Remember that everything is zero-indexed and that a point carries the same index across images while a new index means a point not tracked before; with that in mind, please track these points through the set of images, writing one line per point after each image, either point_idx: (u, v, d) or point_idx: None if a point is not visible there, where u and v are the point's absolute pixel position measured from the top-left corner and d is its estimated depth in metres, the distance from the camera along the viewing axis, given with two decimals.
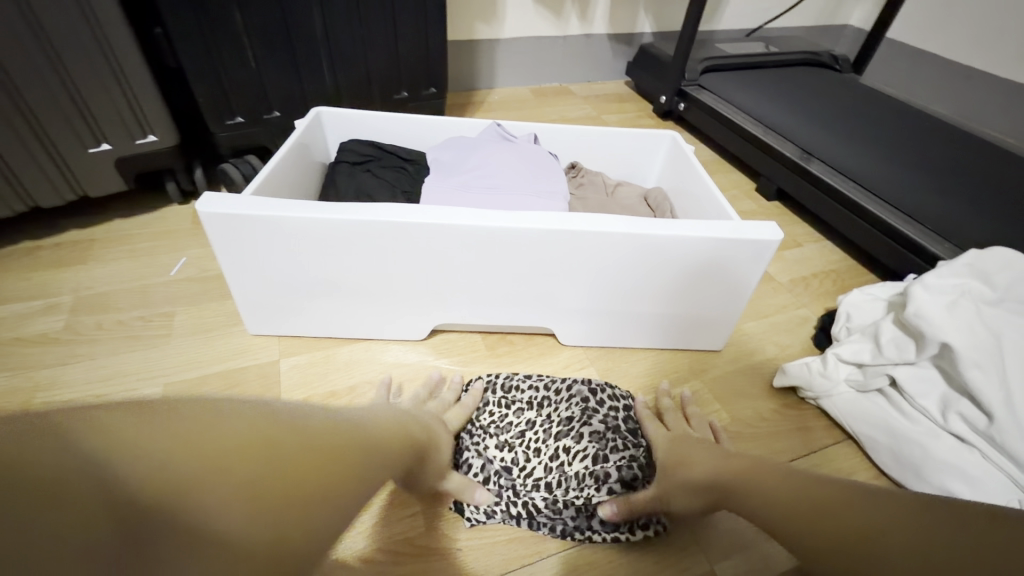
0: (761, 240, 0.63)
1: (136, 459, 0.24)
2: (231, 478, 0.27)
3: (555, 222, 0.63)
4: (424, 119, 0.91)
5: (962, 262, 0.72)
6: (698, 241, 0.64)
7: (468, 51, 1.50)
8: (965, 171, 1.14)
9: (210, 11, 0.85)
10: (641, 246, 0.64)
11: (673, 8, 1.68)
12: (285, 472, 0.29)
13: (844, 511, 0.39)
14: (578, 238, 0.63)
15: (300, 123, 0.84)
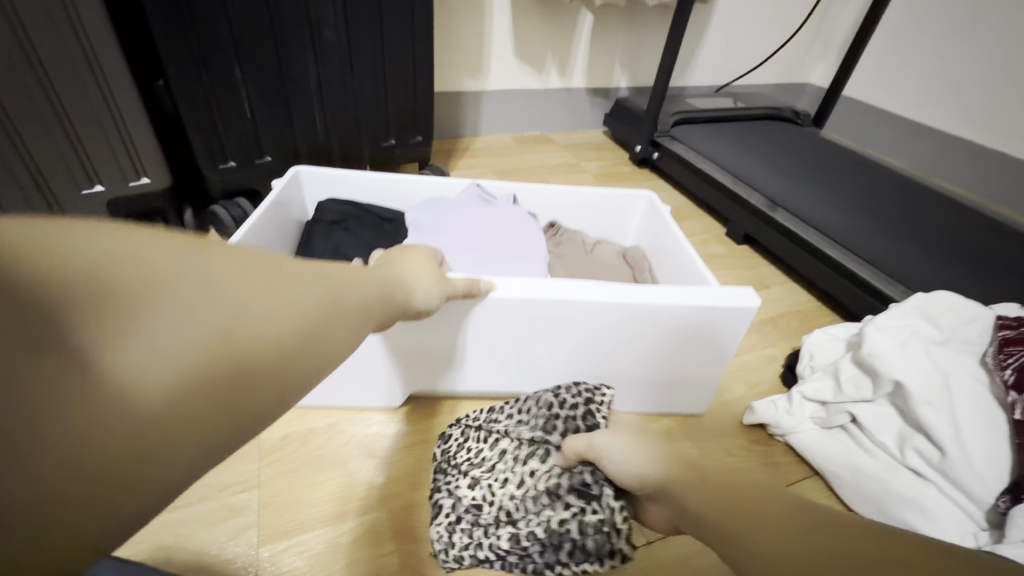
0: (737, 308, 0.67)
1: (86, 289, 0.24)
2: (195, 330, 0.27)
3: (529, 289, 0.66)
4: (406, 181, 0.95)
5: (913, 303, 0.77)
6: (672, 308, 0.67)
7: (454, 101, 1.58)
8: (917, 219, 1.22)
9: (210, 65, 0.90)
10: (618, 314, 0.67)
11: (646, 65, 1.80)
12: (242, 339, 0.30)
13: (752, 502, 0.38)
14: (556, 307, 0.66)
15: (277, 182, 0.87)
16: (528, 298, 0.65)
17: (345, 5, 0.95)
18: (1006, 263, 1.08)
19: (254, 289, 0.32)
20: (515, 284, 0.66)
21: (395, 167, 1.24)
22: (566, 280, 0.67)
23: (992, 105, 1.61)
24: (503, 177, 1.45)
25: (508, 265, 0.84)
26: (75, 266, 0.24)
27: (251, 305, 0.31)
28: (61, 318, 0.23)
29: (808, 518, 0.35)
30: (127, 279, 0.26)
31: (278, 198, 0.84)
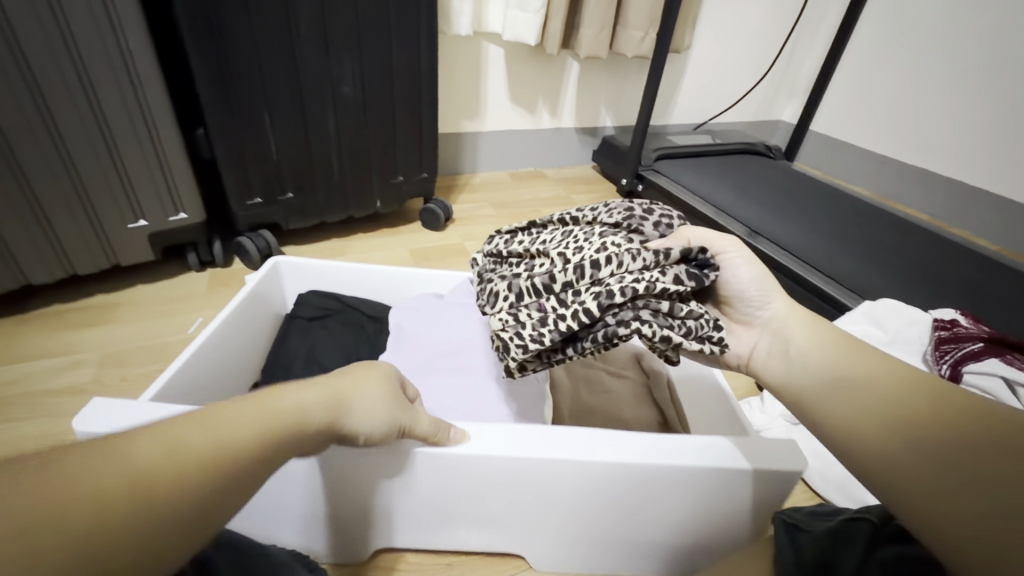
0: (777, 473, 0.55)
1: None
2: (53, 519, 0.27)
3: (525, 447, 0.55)
4: (394, 273, 0.88)
5: (862, 309, 0.89)
6: (707, 470, 0.54)
7: (454, 141, 1.72)
8: (879, 241, 1.34)
9: (242, 113, 1.02)
10: (634, 473, 0.55)
11: (629, 107, 1.95)
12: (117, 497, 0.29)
13: (889, 415, 0.43)
14: (553, 468, 0.55)
15: (252, 276, 0.84)
16: (529, 456, 0.54)
17: (362, 62, 1.09)
18: (956, 278, 1.20)
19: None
20: (513, 434, 0.56)
21: (402, 201, 1.35)
22: (580, 427, 0.57)
23: (944, 138, 1.77)
24: (501, 209, 1.58)
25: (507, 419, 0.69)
26: None
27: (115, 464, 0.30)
28: None
29: (917, 398, 0.42)
30: None
31: (249, 297, 0.80)
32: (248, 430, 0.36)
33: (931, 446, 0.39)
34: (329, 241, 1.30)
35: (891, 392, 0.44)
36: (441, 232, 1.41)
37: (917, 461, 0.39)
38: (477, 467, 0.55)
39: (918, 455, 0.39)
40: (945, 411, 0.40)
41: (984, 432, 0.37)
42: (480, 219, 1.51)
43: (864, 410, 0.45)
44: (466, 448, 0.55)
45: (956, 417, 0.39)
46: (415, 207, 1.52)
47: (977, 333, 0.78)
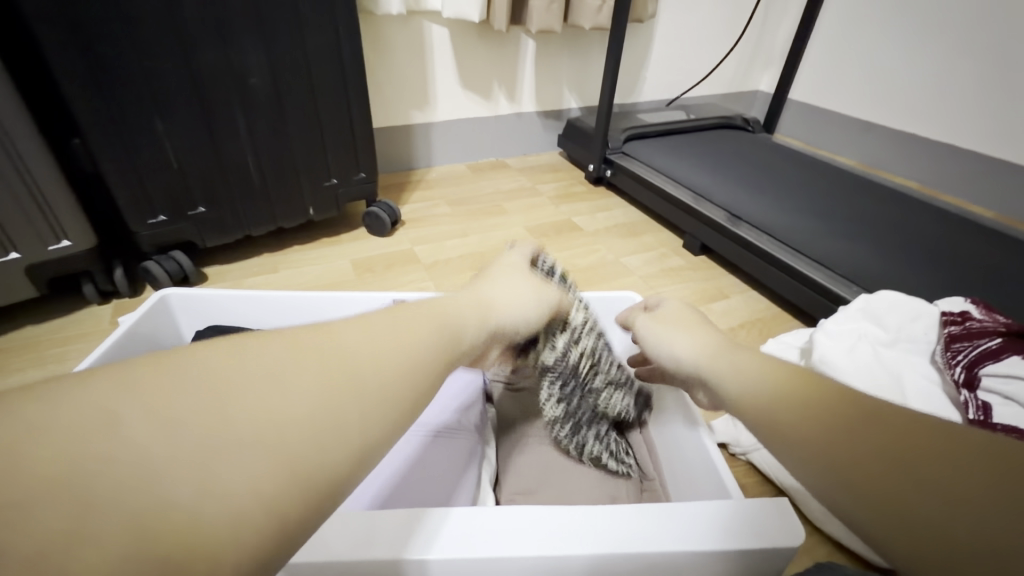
0: (765, 548, 0.41)
1: (234, 373, 0.25)
2: (320, 365, 0.28)
3: (429, 545, 0.40)
4: (311, 298, 0.76)
5: (857, 305, 0.77)
6: (672, 555, 0.41)
7: (403, 134, 1.57)
8: (870, 216, 1.22)
9: (128, 120, 0.87)
10: (583, 566, 0.42)
11: (593, 86, 1.82)
12: (367, 363, 0.29)
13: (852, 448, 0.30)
14: (473, 570, 0.41)
15: (129, 314, 0.70)
16: (440, 560, 0.40)
17: (270, 51, 0.95)
18: (956, 253, 1.08)
19: (185, 438, 0.22)
20: (415, 522, 0.42)
21: (341, 205, 1.21)
22: (510, 505, 0.43)
23: (931, 98, 1.65)
24: (457, 206, 1.44)
25: (450, 469, 0.57)
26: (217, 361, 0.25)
27: (355, 341, 0.30)
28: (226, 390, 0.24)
29: (851, 405, 0.32)
30: (230, 369, 0.25)
31: (122, 343, 0.66)
32: (421, 341, 0.33)
33: (905, 461, 0.28)
34: (259, 257, 1.16)
35: (813, 404, 0.33)
36: (388, 237, 1.27)
37: (900, 491, 0.27)
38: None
39: (895, 477, 0.28)
40: (885, 417, 0.30)
41: (956, 444, 0.28)
42: (433, 218, 1.37)
43: (798, 427, 0.33)
44: (435, 554, 0.40)
45: (906, 423, 0.29)
46: (359, 210, 1.38)
47: (991, 327, 0.66)
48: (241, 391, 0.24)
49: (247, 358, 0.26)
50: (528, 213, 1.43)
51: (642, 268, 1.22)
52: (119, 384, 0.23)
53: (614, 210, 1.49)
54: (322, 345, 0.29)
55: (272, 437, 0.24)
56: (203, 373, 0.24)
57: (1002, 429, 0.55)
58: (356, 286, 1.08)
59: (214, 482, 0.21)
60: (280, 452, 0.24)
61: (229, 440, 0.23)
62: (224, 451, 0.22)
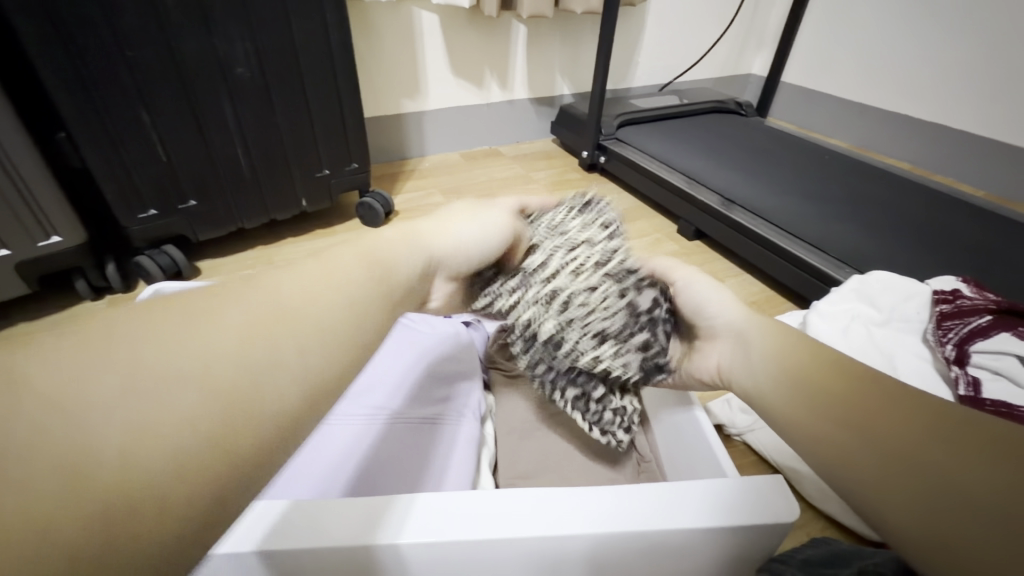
0: (757, 524, 0.42)
1: (152, 325, 0.27)
2: (241, 311, 0.30)
3: (427, 530, 0.41)
4: None
5: (850, 286, 0.77)
6: (671, 533, 0.42)
7: (396, 123, 1.56)
8: (863, 198, 1.23)
9: (115, 113, 0.86)
10: (581, 545, 0.42)
11: (585, 71, 1.80)
12: (288, 304, 0.32)
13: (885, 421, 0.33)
14: (473, 552, 0.42)
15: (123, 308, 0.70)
16: (411, 544, 0.40)
17: (255, 38, 0.93)
18: (947, 233, 1.09)
19: (102, 380, 0.24)
20: (414, 507, 0.42)
21: (333, 197, 1.21)
22: (506, 490, 0.44)
23: (922, 78, 1.65)
24: (452, 195, 1.44)
25: (421, 455, 0.60)
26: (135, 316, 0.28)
27: (277, 287, 0.33)
28: (145, 338, 0.27)
29: (879, 392, 0.35)
30: (152, 322, 0.28)
31: None
32: (347, 279, 0.35)
33: (924, 449, 0.31)
34: (252, 250, 1.15)
35: (846, 391, 0.36)
36: (383, 227, 1.27)
37: (916, 475, 0.30)
38: (370, 562, 0.41)
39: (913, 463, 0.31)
40: (911, 408, 0.33)
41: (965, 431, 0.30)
42: (428, 208, 1.36)
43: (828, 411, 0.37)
44: (405, 537, 0.40)
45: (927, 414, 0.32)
46: (353, 201, 1.37)
47: (983, 305, 0.67)
48: (160, 339, 0.27)
49: (167, 312, 0.29)
50: None
51: None
52: (31, 352, 0.24)
53: (607, 196, 1.49)
54: (231, 304, 0.30)
55: (193, 375, 0.26)
56: (122, 328, 0.27)
57: (991, 405, 0.56)
58: None
59: (136, 421, 0.24)
60: (199, 387, 0.26)
61: (147, 381, 0.25)
62: (143, 393, 0.25)
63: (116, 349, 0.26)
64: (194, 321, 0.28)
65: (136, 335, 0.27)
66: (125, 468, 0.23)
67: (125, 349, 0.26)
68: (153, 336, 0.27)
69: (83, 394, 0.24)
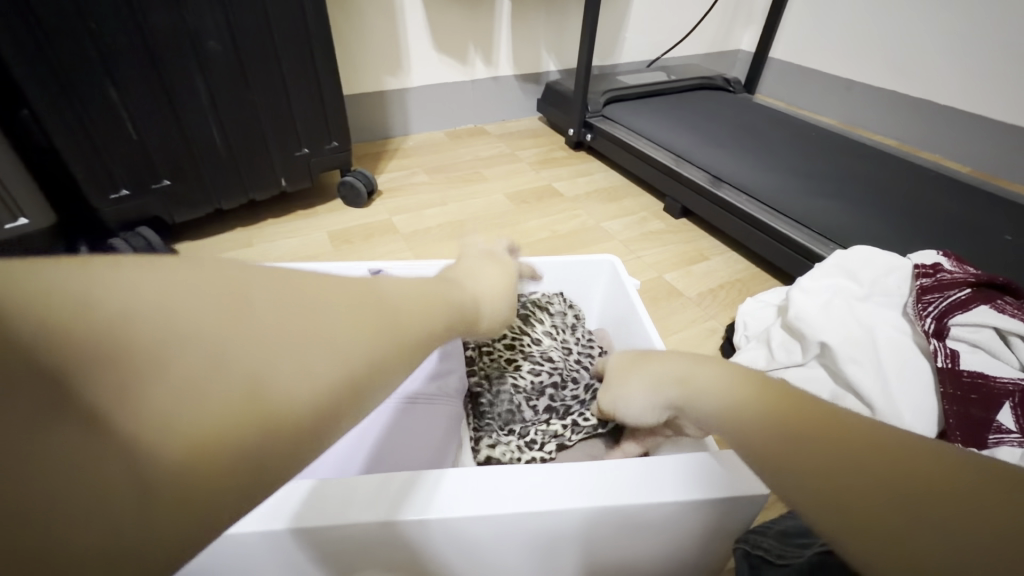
0: (732, 497, 0.42)
1: (305, 286, 0.28)
2: (376, 304, 0.30)
3: (451, 503, 0.41)
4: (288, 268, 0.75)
5: (833, 261, 0.78)
6: (655, 506, 0.42)
7: (378, 101, 1.52)
8: (849, 174, 1.22)
9: (78, 90, 0.82)
10: (563, 520, 0.42)
11: (572, 47, 1.77)
12: (403, 311, 0.32)
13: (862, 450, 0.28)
14: (456, 529, 0.41)
15: None
16: (440, 519, 0.40)
17: (227, 13, 0.89)
18: (930, 209, 1.10)
19: (277, 331, 0.24)
20: (393, 486, 0.42)
21: (315, 176, 1.18)
22: (496, 465, 0.44)
23: (909, 53, 1.64)
24: (436, 174, 1.41)
25: (424, 434, 0.57)
26: (293, 275, 0.28)
27: (396, 291, 0.34)
28: (305, 296, 0.27)
29: (863, 447, 0.28)
30: (308, 285, 0.28)
31: None
32: (438, 307, 0.36)
33: (937, 534, 0.24)
34: (231, 232, 1.13)
35: (830, 446, 0.29)
36: (365, 208, 1.25)
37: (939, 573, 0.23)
38: (351, 540, 0.41)
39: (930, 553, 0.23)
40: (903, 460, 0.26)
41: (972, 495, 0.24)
42: (412, 187, 1.34)
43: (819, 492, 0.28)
44: (434, 514, 0.40)
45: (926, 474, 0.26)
46: (335, 181, 1.35)
47: (963, 278, 0.67)
48: (312, 303, 0.27)
49: (318, 281, 0.29)
50: (508, 180, 1.41)
51: (623, 232, 1.21)
52: (205, 275, 0.25)
53: (594, 175, 1.47)
54: (360, 283, 0.31)
55: (333, 344, 0.26)
56: (288, 284, 0.27)
57: (969, 376, 0.58)
58: (334, 257, 1.06)
59: (283, 369, 0.24)
60: (336, 358, 0.26)
61: (302, 341, 0.25)
62: (294, 351, 0.24)
63: (281, 303, 0.26)
64: (339, 296, 0.29)
65: (295, 292, 0.27)
66: (281, 404, 0.23)
67: (291, 303, 0.26)
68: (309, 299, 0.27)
69: (258, 334, 0.24)
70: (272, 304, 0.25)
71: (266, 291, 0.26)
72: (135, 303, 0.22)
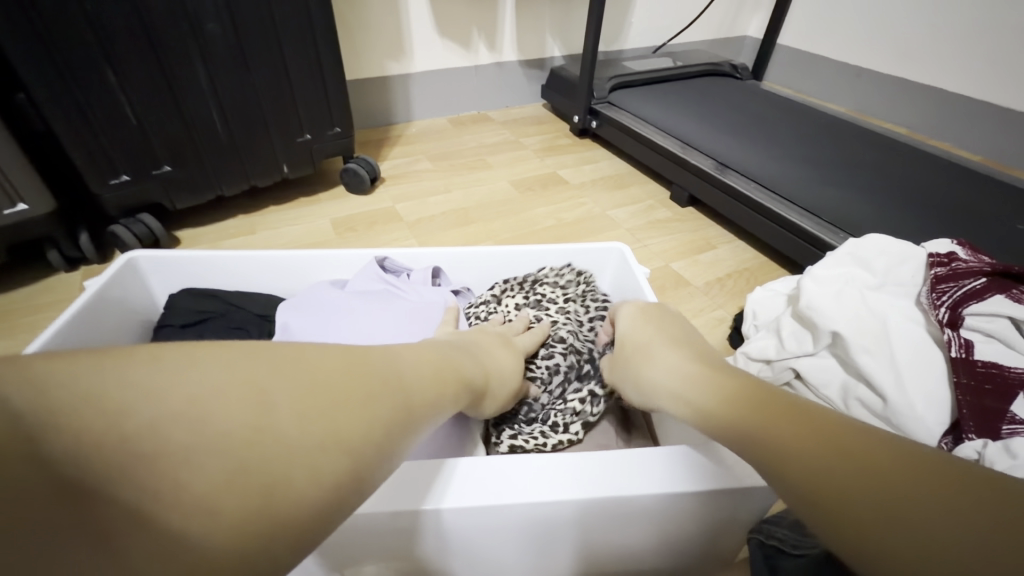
0: (744, 486, 0.42)
1: (319, 368, 0.30)
2: (379, 382, 0.33)
3: (465, 493, 0.41)
4: (292, 254, 0.74)
5: (845, 249, 0.77)
6: (670, 496, 0.42)
7: (380, 87, 1.50)
8: (859, 163, 1.21)
9: (76, 72, 0.81)
10: (574, 511, 0.42)
11: (577, 32, 1.74)
12: (403, 388, 0.35)
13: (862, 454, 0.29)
14: (468, 519, 0.41)
15: (95, 278, 0.67)
16: (455, 508, 0.40)
17: None
18: (941, 198, 1.08)
19: (292, 423, 0.26)
20: (403, 476, 0.42)
21: (317, 163, 1.17)
22: (507, 455, 0.43)
23: (918, 40, 1.61)
24: (439, 161, 1.40)
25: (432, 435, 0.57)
26: (306, 358, 0.30)
27: (396, 365, 0.36)
28: (317, 381, 0.29)
29: (857, 450, 0.29)
30: (321, 366, 0.30)
31: (91, 305, 0.63)
32: (432, 378, 0.39)
33: (938, 526, 0.25)
34: (233, 219, 1.11)
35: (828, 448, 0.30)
36: (368, 195, 1.23)
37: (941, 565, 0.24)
38: (362, 528, 0.41)
39: (932, 546, 0.24)
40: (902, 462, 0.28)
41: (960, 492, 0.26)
42: (415, 174, 1.32)
43: (825, 496, 0.28)
44: (449, 502, 0.40)
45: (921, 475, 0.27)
46: (337, 168, 1.33)
47: (978, 267, 0.66)
48: (324, 388, 0.29)
49: (328, 361, 0.31)
50: (512, 167, 1.39)
51: (629, 220, 1.20)
52: (228, 365, 0.27)
53: (599, 162, 1.46)
54: (365, 360, 0.34)
55: (341, 431, 0.28)
56: (302, 368, 0.29)
57: (983, 366, 0.57)
58: (337, 245, 1.05)
59: (296, 462, 0.25)
60: (343, 446, 0.28)
61: (315, 432, 0.27)
62: (307, 442, 0.26)
63: (296, 390, 0.28)
64: (347, 378, 0.31)
65: (310, 378, 0.29)
66: (284, 495, 0.25)
67: (306, 389, 0.28)
68: (321, 384, 0.29)
69: (274, 427, 0.25)
70: (289, 394, 0.27)
71: (282, 380, 0.28)
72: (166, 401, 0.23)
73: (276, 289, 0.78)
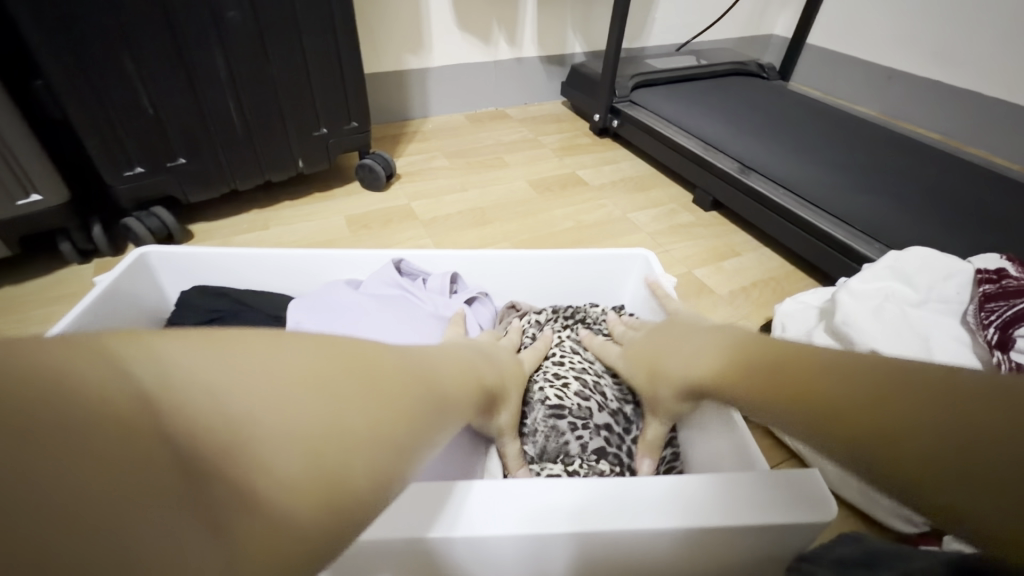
0: (785, 521, 0.39)
1: (368, 357, 0.29)
2: (420, 374, 0.33)
3: (477, 520, 0.38)
4: (304, 253, 0.72)
5: (885, 264, 0.72)
6: (701, 529, 0.39)
7: (397, 82, 1.48)
8: (892, 169, 1.15)
9: (93, 61, 0.79)
10: (585, 543, 0.39)
11: (598, 28, 1.70)
12: (441, 383, 0.35)
13: (826, 381, 0.31)
14: (480, 547, 0.38)
15: (105, 273, 0.65)
16: (466, 538, 0.37)
17: None
18: (981, 208, 1.03)
19: (354, 406, 0.26)
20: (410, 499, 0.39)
21: (333, 157, 1.15)
22: (525, 478, 0.41)
23: (956, 41, 1.54)
24: (455, 158, 1.37)
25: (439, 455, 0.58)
26: (356, 346, 0.30)
27: (431, 362, 0.36)
28: (373, 370, 0.29)
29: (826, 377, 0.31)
30: (370, 355, 0.30)
31: (100, 300, 0.62)
32: (458, 376, 0.39)
33: (918, 421, 0.26)
34: (247, 214, 1.10)
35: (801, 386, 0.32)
36: (383, 192, 1.21)
37: (941, 480, 0.24)
38: (365, 557, 0.38)
39: (917, 440, 0.25)
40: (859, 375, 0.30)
41: (941, 393, 0.26)
42: (430, 172, 1.30)
43: (843, 435, 0.28)
44: (459, 530, 0.38)
45: (889, 391, 0.28)
46: (352, 163, 1.31)
47: None
48: (378, 376, 0.29)
49: (375, 350, 0.31)
50: (529, 166, 1.36)
51: (650, 224, 1.16)
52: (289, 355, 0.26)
53: (619, 163, 1.42)
54: (404, 353, 0.34)
55: (394, 420, 0.28)
56: (355, 355, 0.29)
57: None
58: (351, 243, 1.03)
59: (359, 444, 0.25)
60: (397, 434, 0.28)
61: (372, 416, 0.26)
62: (365, 424, 0.26)
63: (356, 377, 0.27)
64: (395, 368, 0.31)
65: (363, 366, 0.28)
66: (349, 481, 0.24)
67: (363, 375, 0.28)
68: (374, 369, 0.29)
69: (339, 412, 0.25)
70: (348, 378, 0.27)
71: (340, 367, 0.27)
72: (235, 388, 0.23)
73: (286, 288, 0.76)
